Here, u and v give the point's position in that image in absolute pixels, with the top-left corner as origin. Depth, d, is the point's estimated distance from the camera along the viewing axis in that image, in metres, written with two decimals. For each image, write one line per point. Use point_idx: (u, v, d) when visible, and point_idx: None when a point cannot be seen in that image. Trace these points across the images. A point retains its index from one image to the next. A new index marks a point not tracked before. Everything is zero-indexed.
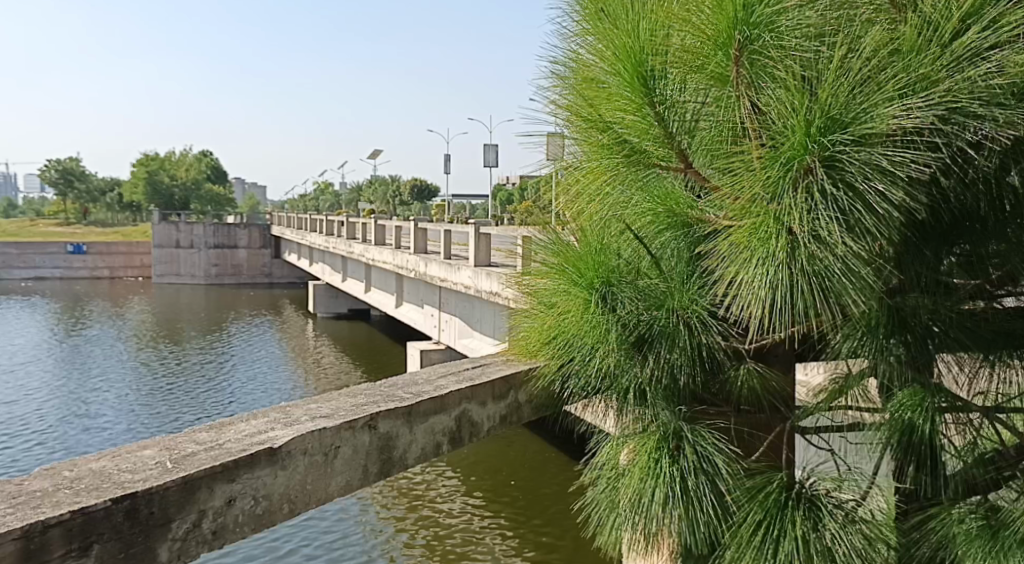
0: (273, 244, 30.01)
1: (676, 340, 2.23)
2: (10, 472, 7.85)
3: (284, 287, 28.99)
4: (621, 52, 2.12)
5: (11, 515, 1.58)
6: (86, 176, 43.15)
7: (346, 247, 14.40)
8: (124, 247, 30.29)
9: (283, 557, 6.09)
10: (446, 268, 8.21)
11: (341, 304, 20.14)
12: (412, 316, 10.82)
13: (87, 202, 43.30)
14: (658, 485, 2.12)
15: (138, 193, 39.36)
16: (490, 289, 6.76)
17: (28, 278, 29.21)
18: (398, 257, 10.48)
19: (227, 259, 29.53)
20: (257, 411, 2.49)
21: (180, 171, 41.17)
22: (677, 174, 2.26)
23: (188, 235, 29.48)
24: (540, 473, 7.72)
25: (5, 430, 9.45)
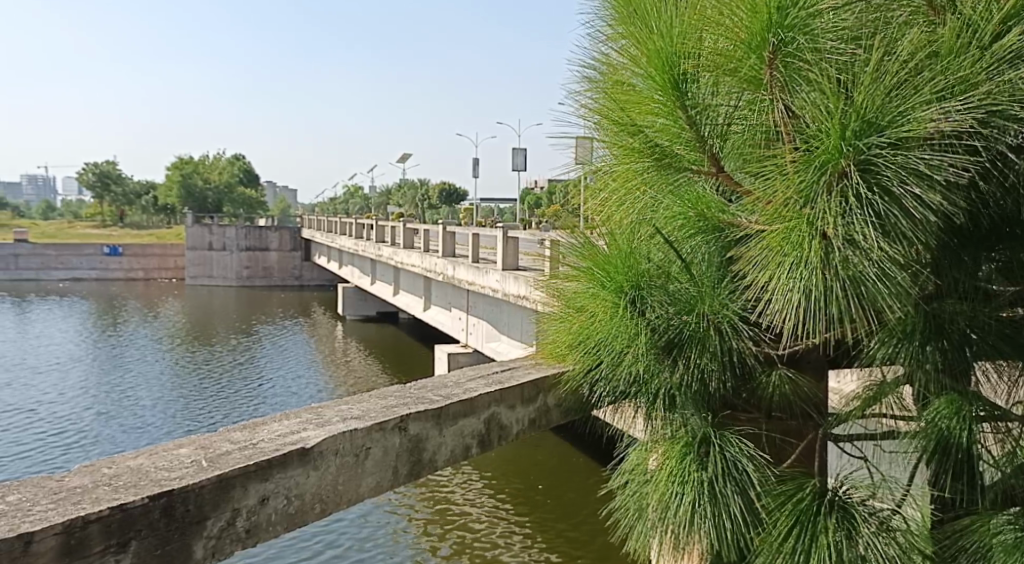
0: (303, 247, 30.33)
1: (706, 344, 2.21)
2: (51, 468, 8.00)
3: (314, 289, 29.28)
4: (652, 55, 2.12)
5: (53, 511, 1.62)
6: (122, 179, 44.05)
7: (375, 250, 14.51)
8: (158, 249, 30.85)
9: (314, 557, 6.15)
10: (473, 272, 8.23)
11: (370, 306, 20.31)
12: (440, 318, 10.86)
13: (123, 204, 44.12)
14: (688, 491, 2.11)
15: (173, 196, 40.03)
16: (519, 293, 6.76)
17: (66, 279, 29.87)
18: (427, 260, 10.53)
19: (258, 261, 29.92)
20: (290, 411, 2.52)
21: (214, 174, 41.80)
22: (708, 178, 2.24)
23: (220, 238, 29.93)
24: (567, 478, 7.68)
25: (47, 428, 9.64)
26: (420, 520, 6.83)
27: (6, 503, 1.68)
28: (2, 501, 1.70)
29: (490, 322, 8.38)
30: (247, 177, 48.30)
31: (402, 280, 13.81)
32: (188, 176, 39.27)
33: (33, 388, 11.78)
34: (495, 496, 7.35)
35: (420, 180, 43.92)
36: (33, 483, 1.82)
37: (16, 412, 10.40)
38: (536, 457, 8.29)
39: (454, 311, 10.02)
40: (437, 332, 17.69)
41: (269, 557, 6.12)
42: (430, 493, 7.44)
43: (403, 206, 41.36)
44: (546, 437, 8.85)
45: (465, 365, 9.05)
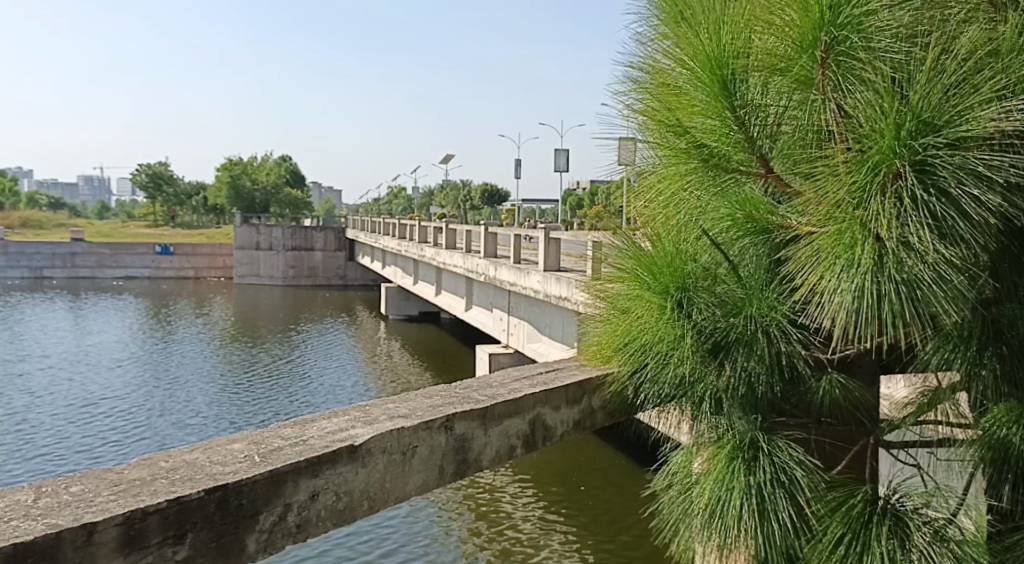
0: (347, 247, 30.68)
1: (755, 348, 2.19)
2: (113, 460, 8.21)
3: (358, 289, 29.59)
4: (701, 55, 2.10)
5: (114, 501, 1.67)
6: (174, 180, 45.23)
7: (418, 250, 14.62)
8: (208, 248, 31.53)
9: (360, 554, 6.21)
10: (515, 273, 8.24)
11: (412, 306, 20.46)
12: (481, 318, 10.89)
13: (175, 205, 45.21)
14: (734, 496, 2.08)
15: (223, 197, 40.93)
16: (561, 294, 6.73)
17: (120, 278, 30.73)
18: (469, 260, 10.57)
19: (304, 261, 30.37)
20: (340, 409, 2.55)
21: (262, 174, 42.63)
22: (757, 179, 2.21)
23: (267, 238, 30.49)
24: (614, 482, 7.60)
25: (105, 423, 9.89)
26: (465, 520, 6.84)
27: (70, 493, 1.74)
28: (66, 491, 1.75)
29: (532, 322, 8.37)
30: (295, 178, 49.17)
31: (444, 280, 13.89)
32: (236, 177, 40.08)
33: (88, 383, 12.13)
34: (539, 499, 7.31)
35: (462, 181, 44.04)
36: (94, 475, 1.88)
37: (73, 406, 10.71)
38: (583, 459, 8.25)
39: (496, 311, 10.03)
40: (477, 332, 17.73)
41: (318, 553, 6.21)
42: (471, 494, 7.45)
43: (445, 206, 41.54)
44: (588, 440, 8.80)
45: (506, 365, 9.05)
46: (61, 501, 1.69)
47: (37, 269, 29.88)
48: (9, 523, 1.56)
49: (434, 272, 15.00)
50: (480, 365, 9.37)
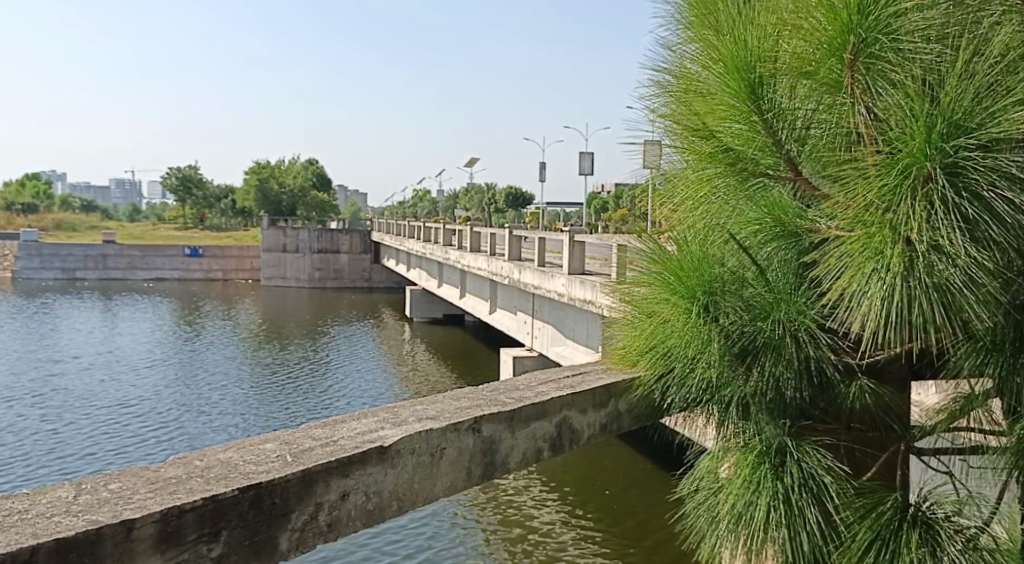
0: (372, 249, 30.87)
1: (783, 352, 2.17)
2: (151, 459, 8.30)
3: (383, 291, 29.74)
4: (728, 58, 2.10)
5: (152, 499, 1.70)
6: (204, 183, 45.80)
7: (442, 253, 14.67)
8: (235, 250, 31.88)
9: (389, 554, 6.25)
10: (540, 275, 8.24)
11: (436, 308, 20.53)
12: (505, 321, 10.90)
13: (204, 207, 45.73)
14: (760, 501, 2.07)
15: (250, 200, 41.36)
16: (586, 297, 6.71)
17: (150, 279, 31.11)
18: (493, 263, 10.58)
19: (330, 263, 30.61)
20: (369, 410, 2.58)
21: (289, 177, 43.06)
22: (785, 183, 2.19)
23: (294, 240, 30.65)
24: (638, 487, 7.55)
25: (140, 423, 10.00)
26: (491, 522, 6.85)
27: (109, 490, 1.78)
28: (105, 488, 1.79)
29: (556, 325, 8.36)
30: (321, 181, 49.62)
31: (468, 283, 13.92)
32: (264, 180, 40.50)
33: (119, 383, 12.31)
34: (564, 502, 7.30)
35: (486, 184, 44.09)
36: (132, 472, 1.92)
37: (106, 405, 10.88)
38: (608, 464, 8.19)
39: (520, 314, 10.03)
40: (501, 335, 17.74)
41: (346, 552, 6.26)
42: (495, 497, 7.47)
43: (470, 208, 41.64)
44: (612, 444, 8.77)
45: (531, 368, 9.06)
46: (100, 498, 1.73)
47: (70, 271, 30.40)
48: (51, 519, 1.60)
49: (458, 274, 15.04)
50: (504, 367, 9.39)
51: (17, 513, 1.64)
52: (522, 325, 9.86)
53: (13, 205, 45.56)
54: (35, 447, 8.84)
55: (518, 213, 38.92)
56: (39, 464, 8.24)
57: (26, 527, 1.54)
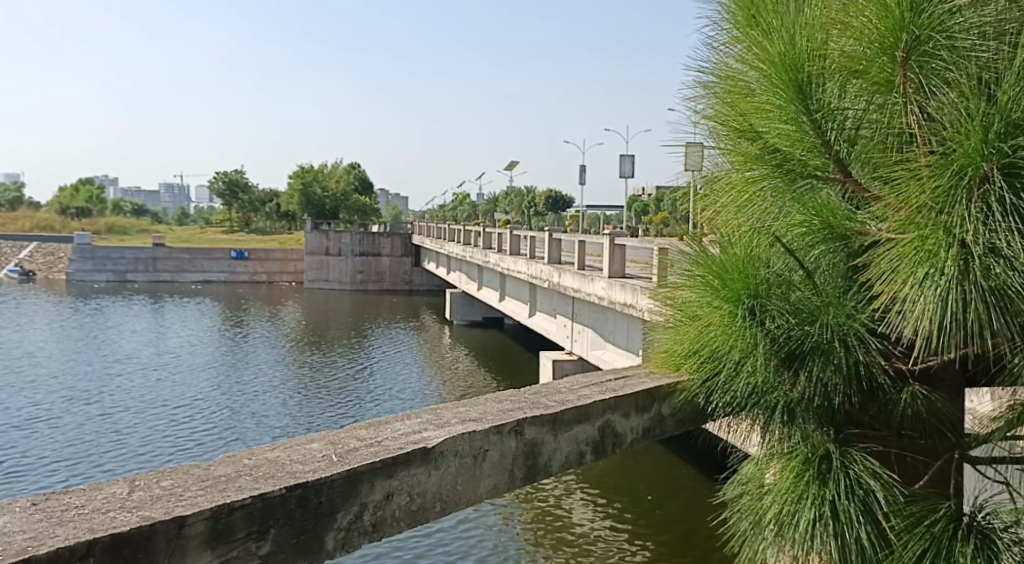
0: (413, 253, 31.09)
1: (831, 357, 2.13)
2: (204, 456, 8.48)
3: (423, 294, 29.91)
4: (774, 58, 2.07)
5: (203, 496, 1.74)
6: (249, 187, 46.68)
7: (482, 256, 14.72)
8: (280, 253, 32.40)
9: (434, 556, 6.27)
10: (580, 279, 8.21)
11: (476, 311, 20.60)
12: (544, 325, 10.86)
13: (250, 211, 46.67)
14: (806, 510, 2.03)
15: (294, 203, 42.08)
16: (627, 301, 6.65)
17: (197, 281, 31.87)
18: (533, 266, 10.56)
19: (371, 266, 30.97)
20: (413, 412, 2.60)
21: (332, 181, 43.69)
22: (834, 185, 2.14)
23: (337, 243, 31.04)
24: (683, 494, 7.41)
25: (192, 422, 10.22)
26: (535, 526, 6.82)
27: (161, 487, 1.82)
28: (157, 486, 1.83)
29: (596, 329, 8.30)
30: (363, 185, 50.30)
31: (508, 286, 13.92)
32: (307, 185, 41.12)
33: (169, 383, 12.63)
34: (607, 507, 7.23)
35: (526, 188, 44.03)
36: (184, 469, 1.97)
37: (158, 404, 11.16)
38: (650, 471, 8.05)
39: (560, 317, 9.99)
40: (540, 339, 17.72)
41: (388, 553, 6.33)
42: (536, 501, 7.44)
43: (509, 212, 41.67)
44: (654, 449, 8.68)
45: (570, 372, 9.03)
46: (154, 494, 1.77)
47: (121, 273, 31.20)
48: (108, 514, 1.64)
49: (498, 278, 15.06)
50: (545, 371, 9.37)
51: (76, 508, 1.69)
52: (562, 328, 9.82)
53: (68, 209, 46.90)
54: (93, 444, 9.12)
55: (559, 217, 38.80)
56: (100, 460, 8.49)
57: (84, 522, 1.59)
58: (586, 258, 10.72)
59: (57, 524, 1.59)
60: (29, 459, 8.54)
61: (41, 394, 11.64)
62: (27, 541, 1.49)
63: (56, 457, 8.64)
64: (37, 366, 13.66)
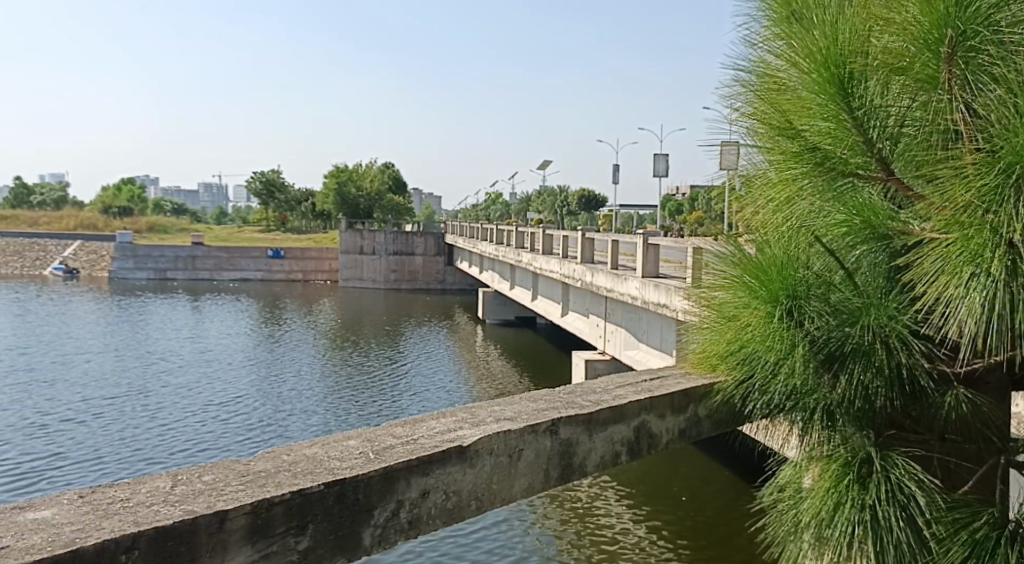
0: (446, 252, 31.20)
1: (872, 359, 2.10)
2: (242, 452, 8.62)
3: (457, 294, 29.98)
4: (815, 56, 2.03)
5: (243, 491, 1.77)
6: (286, 187, 47.33)
7: (514, 256, 14.71)
8: (315, 252, 32.75)
9: (469, 556, 6.28)
10: (613, 279, 8.17)
11: (508, 310, 20.61)
12: (577, 325, 10.83)
13: (285, 211, 47.24)
14: (846, 513, 1.99)
15: (329, 203, 42.49)
16: (660, 301, 6.59)
17: (235, 280, 32.38)
18: (565, 265, 10.53)
19: (404, 266, 31.16)
20: (448, 410, 2.61)
21: (366, 181, 44.02)
22: (875, 184, 2.10)
23: (371, 242, 31.31)
24: (721, 499, 7.27)
25: (231, 419, 10.38)
26: (568, 527, 6.80)
27: (203, 482, 1.85)
28: (200, 480, 1.87)
29: (630, 329, 8.25)
30: (397, 185, 50.62)
31: (540, 286, 13.91)
32: (342, 184, 41.53)
33: (208, 380, 12.87)
34: (642, 510, 7.16)
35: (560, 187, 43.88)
36: (225, 465, 2.00)
37: (196, 400, 11.41)
38: (685, 474, 7.95)
39: (593, 317, 9.95)
40: (573, 339, 17.64)
41: (420, 552, 6.37)
42: (568, 502, 7.41)
43: (542, 211, 41.59)
44: (688, 452, 8.60)
45: (603, 372, 8.98)
46: (196, 489, 1.80)
47: (161, 271, 31.84)
48: (151, 508, 1.67)
49: (530, 277, 15.04)
50: (577, 371, 9.35)
51: (121, 501, 1.73)
52: (594, 328, 9.78)
53: (111, 208, 47.98)
54: (137, 439, 9.34)
55: (592, 216, 38.58)
56: (143, 455, 8.68)
57: (128, 516, 1.62)
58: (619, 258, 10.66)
59: (103, 517, 1.62)
60: (73, 452, 8.80)
61: (86, 390, 11.94)
62: (74, 532, 1.53)
63: (99, 450, 8.89)
64: (82, 362, 14.06)
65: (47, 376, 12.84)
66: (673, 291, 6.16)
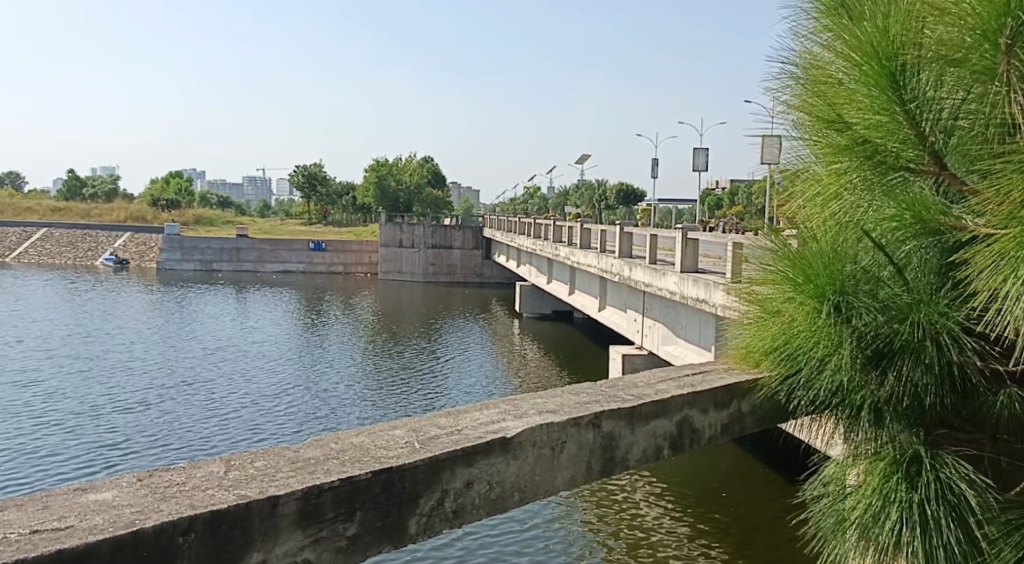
0: (484, 246, 31.27)
1: (921, 356, 2.08)
2: (288, 440, 8.81)
3: (495, 287, 30.04)
4: (866, 47, 1.99)
5: (294, 477, 1.81)
6: (328, 181, 48.03)
7: (552, 249, 14.68)
8: (356, 245, 33.07)
9: (509, 549, 6.31)
10: (651, 274, 8.11)
11: (546, 305, 20.59)
12: (614, 319, 10.79)
13: (327, 204, 47.80)
14: (892, 513, 1.98)
15: (369, 196, 42.88)
16: (698, 296, 6.54)
17: (277, 271, 32.89)
18: (603, 260, 10.49)
19: (443, 259, 31.29)
20: (492, 401, 2.64)
21: (406, 174, 44.34)
22: (927, 177, 2.06)
23: (410, 236, 31.50)
24: (765, 499, 7.12)
25: (274, 407, 10.58)
26: (606, 521, 6.81)
27: (254, 467, 1.90)
28: (252, 466, 1.91)
29: (667, 324, 8.20)
30: (437, 179, 50.87)
31: (578, 280, 13.87)
32: (382, 178, 41.85)
33: (252, 369, 13.14)
34: (681, 508, 7.08)
35: (600, 180, 43.69)
36: (276, 451, 2.04)
37: (240, 388, 11.63)
38: (725, 471, 7.88)
39: (630, 312, 9.91)
40: (610, 334, 17.56)
41: (459, 542, 6.43)
42: (605, 497, 7.40)
43: (581, 206, 41.47)
44: (728, 449, 8.51)
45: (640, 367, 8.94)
46: (248, 474, 1.85)
47: (207, 263, 32.51)
48: (206, 491, 1.72)
49: (568, 271, 14.99)
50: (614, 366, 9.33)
51: (178, 484, 1.78)
52: (632, 323, 9.74)
53: (159, 200, 48.96)
54: (184, 425, 9.58)
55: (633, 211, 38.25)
56: (192, 441, 8.91)
57: (184, 499, 1.67)
58: (659, 253, 10.56)
59: (160, 499, 1.68)
60: (123, 437, 9.03)
61: (135, 377, 12.27)
62: (133, 514, 1.58)
63: (151, 436, 9.14)
64: (132, 350, 14.45)
65: (97, 364, 13.20)
66: (713, 286, 6.11)
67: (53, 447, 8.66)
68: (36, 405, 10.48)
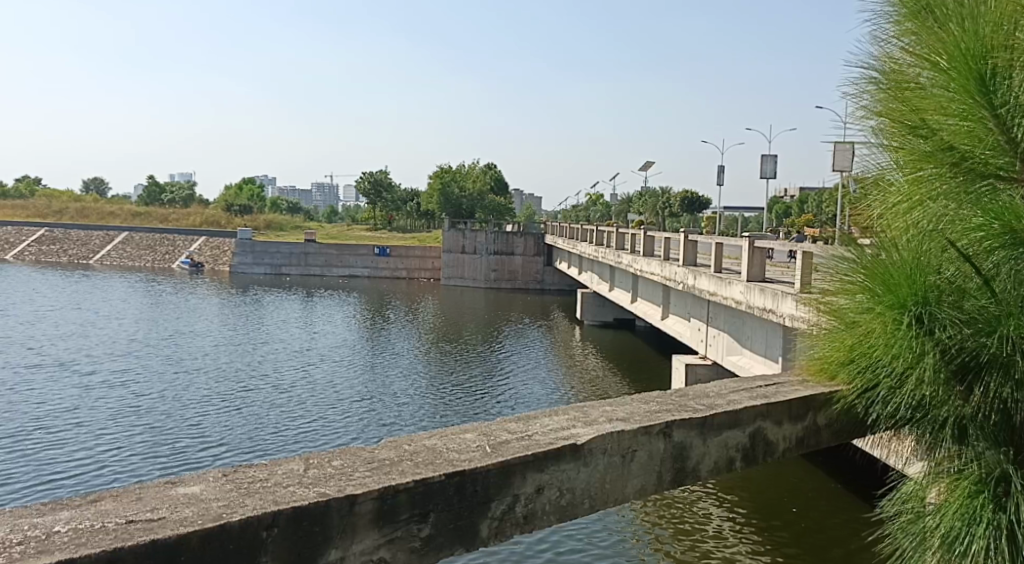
0: (546, 252, 31.26)
1: (1011, 371, 2.02)
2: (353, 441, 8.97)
3: (557, 294, 29.99)
4: (953, 52, 1.96)
5: (370, 477, 1.84)
6: (392, 187, 48.83)
7: (614, 257, 14.56)
8: (419, 250, 33.41)
9: (572, 556, 6.30)
10: (716, 282, 7.98)
11: (607, 312, 20.44)
12: (676, 328, 10.66)
13: (392, 210, 48.54)
14: (978, 535, 1.93)
15: (433, 202, 43.37)
16: (765, 306, 6.41)
17: (343, 275, 33.54)
18: (666, 268, 10.37)
19: (505, 265, 31.41)
20: (562, 408, 2.63)
21: (470, 181, 44.68)
22: (1018, 186, 1.99)
23: (472, 242, 31.70)
24: (833, 517, 6.93)
25: (335, 408, 10.78)
26: (667, 533, 6.74)
27: (332, 466, 1.94)
28: (330, 464, 1.95)
29: (732, 335, 8.06)
30: (499, 186, 51.15)
31: (640, 287, 13.72)
32: (446, 185, 42.30)
33: (316, 371, 13.42)
34: (748, 521, 6.97)
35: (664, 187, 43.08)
36: (352, 451, 2.08)
37: (304, 390, 11.87)
38: (790, 486, 7.70)
39: (694, 321, 9.78)
40: (672, 344, 17.30)
41: (520, 548, 6.46)
42: (665, 508, 7.31)
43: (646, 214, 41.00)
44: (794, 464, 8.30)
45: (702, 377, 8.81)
46: (327, 472, 1.89)
47: (277, 266, 33.41)
48: (288, 488, 1.77)
49: (630, 279, 14.87)
50: (676, 375, 9.24)
51: (261, 480, 1.83)
52: (696, 332, 9.61)
53: (233, 205, 50.50)
54: (251, 425, 9.83)
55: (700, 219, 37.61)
56: (258, 440, 9.13)
57: (268, 495, 1.73)
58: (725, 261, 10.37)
59: (245, 495, 1.73)
60: (196, 436, 9.27)
61: (205, 378, 12.64)
62: (221, 508, 1.64)
63: (222, 434, 9.42)
64: (202, 351, 14.90)
65: (170, 364, 13.62)
66: (782, 296, 5.98)
67: (132, 442, 8.99)
68: (115, 403, 10.82)
